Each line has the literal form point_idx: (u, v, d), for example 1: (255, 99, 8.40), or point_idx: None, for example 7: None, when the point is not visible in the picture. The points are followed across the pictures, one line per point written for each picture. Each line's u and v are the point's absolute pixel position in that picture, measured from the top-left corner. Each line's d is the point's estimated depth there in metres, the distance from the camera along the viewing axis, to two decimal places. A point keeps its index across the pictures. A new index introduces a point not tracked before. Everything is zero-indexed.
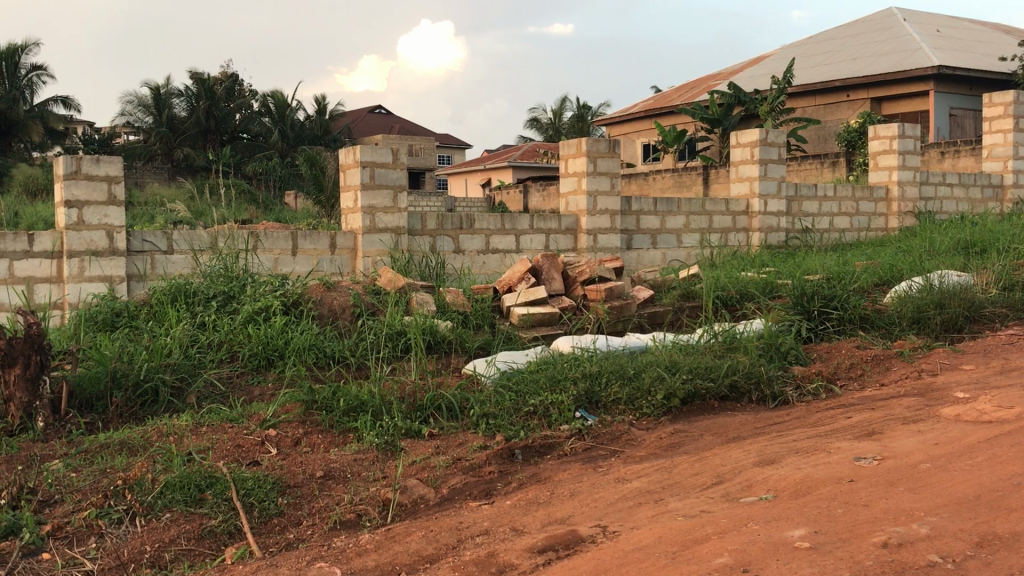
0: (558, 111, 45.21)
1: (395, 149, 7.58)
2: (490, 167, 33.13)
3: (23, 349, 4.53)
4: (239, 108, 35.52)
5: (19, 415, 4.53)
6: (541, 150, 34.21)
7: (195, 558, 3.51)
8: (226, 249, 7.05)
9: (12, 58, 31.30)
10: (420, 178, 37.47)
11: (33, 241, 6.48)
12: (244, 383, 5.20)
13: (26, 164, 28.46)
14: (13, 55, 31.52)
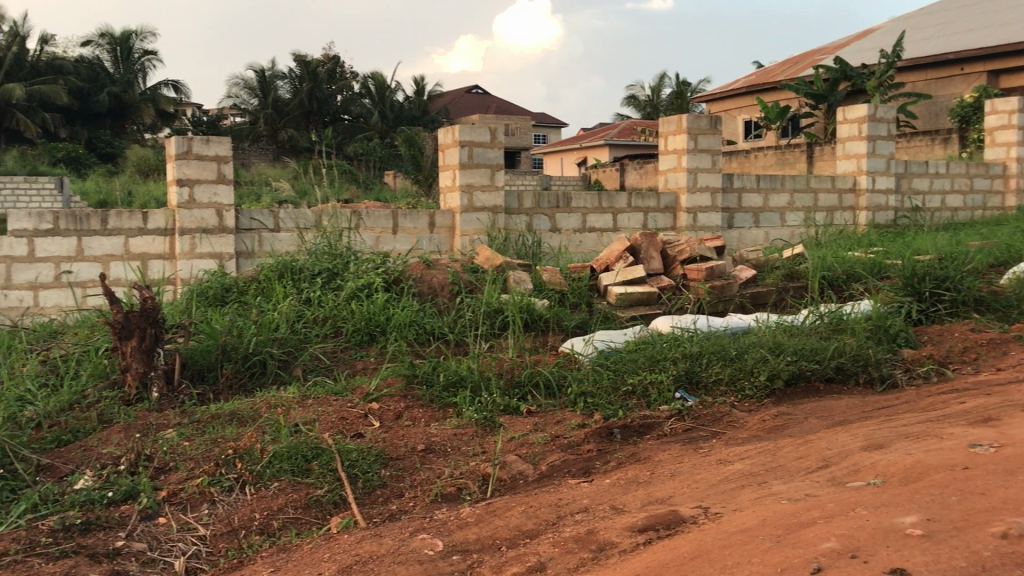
0: (657, 89, 44.64)
1: (493, 128, 7.59)
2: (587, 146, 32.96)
3: (139, 322, 4.72)
4: (342, 90, 36.13)
5: (135, 384, 4.74)
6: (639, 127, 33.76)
7: (302, 527, 3.68)
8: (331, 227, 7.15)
9: (127, 43, 32.59)
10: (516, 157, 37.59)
11: (148, 218, 6.72)
12: (347, 357, 5.33)
13: (141, 145, 29.42)
14: (127, 41, 32.80)
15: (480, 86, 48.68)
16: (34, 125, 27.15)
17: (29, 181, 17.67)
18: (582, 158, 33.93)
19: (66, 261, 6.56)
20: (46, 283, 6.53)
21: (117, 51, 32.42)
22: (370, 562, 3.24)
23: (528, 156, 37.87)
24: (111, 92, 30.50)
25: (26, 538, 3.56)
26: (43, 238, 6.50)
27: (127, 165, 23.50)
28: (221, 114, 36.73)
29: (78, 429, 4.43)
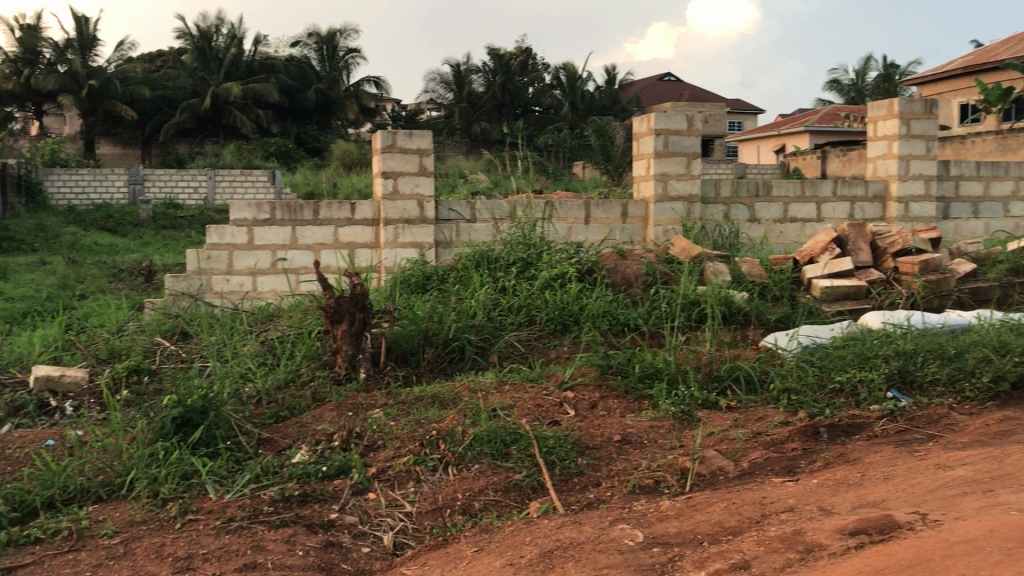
0: (862, 71, 42.51)
1: (690, 115, 7.48)
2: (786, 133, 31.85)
3: (349, 307, 4.95)
4: (534, 81, 36.55)
5: (345, 365, 5.00)
6: (842, 112, 32.28)
7: (503, 509, 3.77)
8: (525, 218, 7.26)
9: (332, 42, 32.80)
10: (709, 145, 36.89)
11: (355, 209, 7.05)
12: (542, 346, 5.42)
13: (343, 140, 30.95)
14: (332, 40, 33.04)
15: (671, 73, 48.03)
16: (248, 121, 29.01)
17: (245, 175, 19.02)
18: (780, 145, 32.89)
19: (281, 249, 6.99)
20: (263, 269, 6.98)
21: (322, 50, 32.79)
22: (571, 548, 3.27)
23: (721, 143, 37.03)
24: (317, 89, 31.51)
25: (250, 505, 3.83)
26: (260, 227, 6.94)
27: (333, 158, 24.79)
28: (413, 108, 37.97)
29: (294, 406, 4.72)
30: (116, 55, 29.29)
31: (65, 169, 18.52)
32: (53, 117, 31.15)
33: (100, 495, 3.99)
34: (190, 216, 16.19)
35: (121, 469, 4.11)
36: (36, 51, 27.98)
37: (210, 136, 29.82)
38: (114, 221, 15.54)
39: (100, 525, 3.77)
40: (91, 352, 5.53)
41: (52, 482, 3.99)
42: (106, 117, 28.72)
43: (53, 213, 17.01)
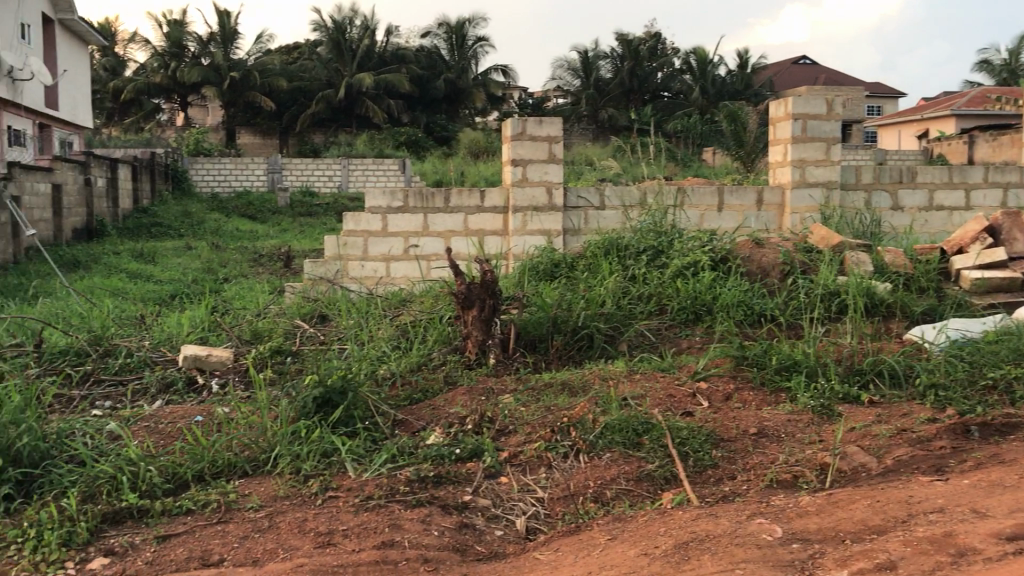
0: (1015, 51, 40.05)
1: (830, 99, 7.21)
2: (930, 117, 30.35)
3: (479, 293, 4.99)
4: (663, 66, 35.95)
5: (475, 351, 5.07)
6: (994, 94, 30.48)
7: (636, 499, 3.74)
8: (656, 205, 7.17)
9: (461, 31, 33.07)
10: (846, 130, 35.56)
11: (485, 196, 7.12)
12: (673, 335, 5.35)
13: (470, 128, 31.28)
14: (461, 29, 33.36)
15: (805, 56, 46.50)
16: (380, 110, 29.62)
17: (376, 164, 19.47)
18: (923, 129, 31.38)
19: (414, 236, 7.14)
20: (396, 255, 7.16)
21: (452, 39, 33.21)
22: (706, 541, 3.22)
23: (858, 128, 35.61)
24: (446, 78, 31.86)
25: (387, 485, 3.94)
26: (394, 214, 7.11)
27: (460, 145, 25.09)
28: (537, 97, 38.04)
29: (427, 389, 4.82)
30: (256, 48, 30.38)
31: (209, 159, 19.39)
32: (197, 109, 32.68)
33: (245, 469, 4.18)
34: (324, 203, 16.70)
35: (265, 445, 4.28)
36: (183, 45, 29.27)
37: (344, 126, 30.60)
38: (253, 208, 16.20)
39: (246, 499, 3.94)
40: (236, 333, 5.78)
41: (202, 456, 4.20)
42: (245, 108, 29.94)
43: (198, 200, 17.86)
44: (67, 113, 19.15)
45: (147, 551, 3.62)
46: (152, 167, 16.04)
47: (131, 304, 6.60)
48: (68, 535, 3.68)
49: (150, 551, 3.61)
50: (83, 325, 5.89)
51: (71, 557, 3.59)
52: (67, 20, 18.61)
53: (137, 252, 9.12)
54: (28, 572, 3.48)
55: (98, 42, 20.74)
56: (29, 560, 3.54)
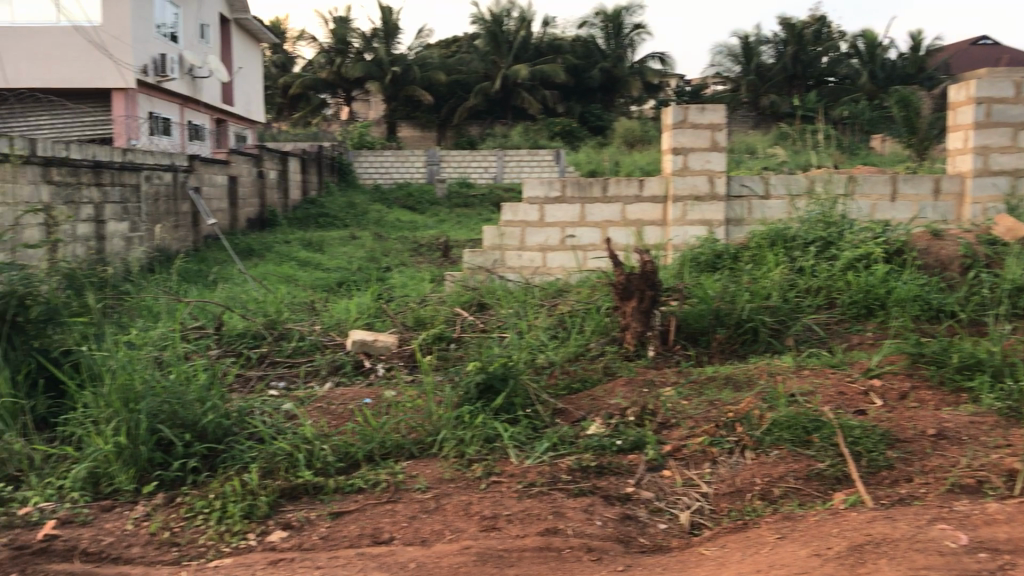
0: None
1: (1018, 82, 6.76)
2: None
3: (639, 284, 4.96)
4: (830, 50, 34.13)
5: (633, 342, 5.06)
6: None
7: (805, 498, 3.62)
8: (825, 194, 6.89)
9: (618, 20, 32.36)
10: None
11: (644, 186, 7.05)
12: (843, 330, 5.16)
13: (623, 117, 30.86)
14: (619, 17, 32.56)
15: (987, 39, 43.50)
16: (536, 102, 29.85)
17: (532, 154, 19.56)
18: None
19: (571, 226, 7.16)
20: (554, 246, 7.21)
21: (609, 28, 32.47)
22: (884, 545, 3.08)
23: None
24: (602, 67, 31.38)
25: (550, 473, 3.97)
26: (552, 205, 7.15)
27: (615, 135, 24.78)
28: (693, 85, 37.20)
29: (586, 379, 4.83)
30: (415, 42, 31.15)
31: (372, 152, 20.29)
32: (358, 104, 33.84)
33: (412, 452, 4.33)
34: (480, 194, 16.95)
35: (431, 429, 4.41)
36: (346, 41, 30.17)
37: (499, 118, 30.92)
38: (412, 199, 16.63)
39: (413, 480, 4.07)
40: (400, 320, 5.97)
41: (372, 437, 4.36)
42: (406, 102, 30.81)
43: (362, 192, 18.51)
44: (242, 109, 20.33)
45: (321, 527, 3.78)
46: (319, 160, 16.75)
47: (302, 290, 6.91)
48: (249, 508, 3.90)
49: (325, 527, 3.78)
50: (259, 310, 6.22)
51: (252, 529, 3.80)
52: (242, 20, 19.61)
53: (306, 241, 9.55)
54: (214, 541, 3.71)
55: (269, 40, 21.78)
56: (215, 530, 3.77)
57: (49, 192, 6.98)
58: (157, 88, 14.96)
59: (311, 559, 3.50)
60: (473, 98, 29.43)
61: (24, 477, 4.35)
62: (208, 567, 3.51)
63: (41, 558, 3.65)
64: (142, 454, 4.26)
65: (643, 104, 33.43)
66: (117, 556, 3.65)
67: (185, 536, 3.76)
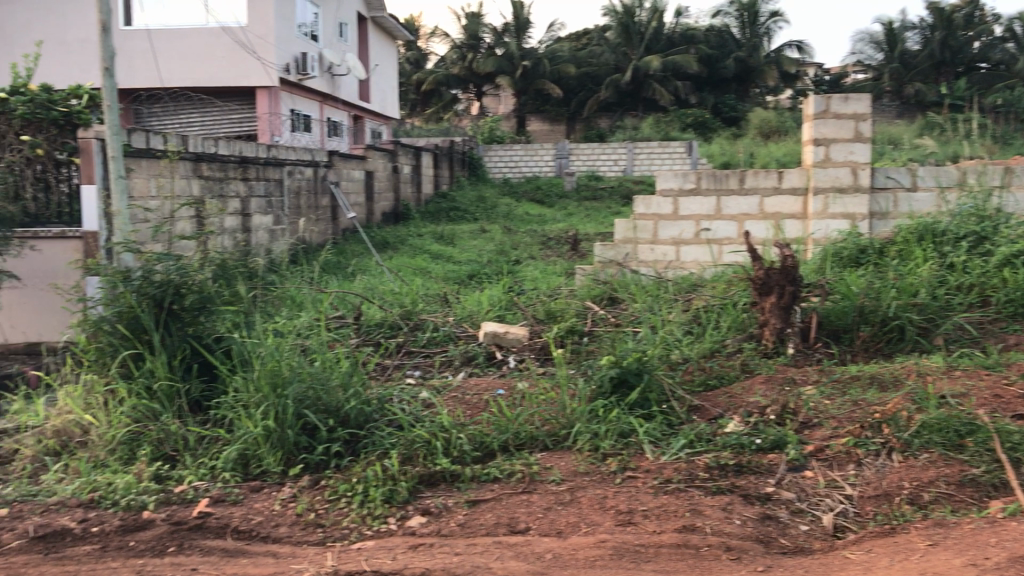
0: None
1: None
2: None
3: (778, 279, 4.90)
4: (981, 34, 31.89)
5: (773, 339, 4.95)
6: None
7: (959, 505, 3.46)
8: (977, 186, 6.56)
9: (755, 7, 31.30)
10: None
11: (783, 178, 6.87)
12: (998, 330, 4.92)
13: (758, 108, 29.98)
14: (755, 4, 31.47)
15: None
16: (667, 92, 29.38)
17: (663, 147, 19.30)
18: None
19: (706, 219, 7.06)
20: (688, 240, 7.11)
21: (744, 16, 31.43)
22: None
23: None
24: (737, 57, 30.58)
25: (686, 469, 3.93)
26: (687, 197, 7.07)
27: (749, 126, 24.09)
28: (833, 73, 35.87)
29: (723, 376, 4.75)
30: (546, 36, 31.32)
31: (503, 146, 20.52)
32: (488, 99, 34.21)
33: (546, 443, 4.37)
34: (609, 187, 16.85)
35: (565, 421, 4.44)
36: (478, 36, 30.58)
37: (630, 110, 30.64)
38: (541, 193, 16.71)
39: (548, 472, 4.11)
40: (531, 312, 6.02)
41: (506, 428, 4.42)
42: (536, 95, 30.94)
43: (491, 185, 18.72)
44: (378, 105, 20.90)
45: (458, 514, 3.86)
46: (451, 154, 17.06)
47: (435, 282, 7.05)
48: (389, 493, 4.01)
49: (462, 514, 3.85)
50: (395, 301, 6.39)
51: (392, 513, 3.91)
52: (378, 18, 20.09)
53: (438, 235, 9.72)
54: (357, 524, 3.84)
55: (403, 37, 22.24)
56: (357, 514, 3.90)
57: (200, 186, 7.35)
58: (298, 86, 15.53)
59: (450, 546, 3.57)
60: (603, 90, 29.29)
61: (179, 457, 4.61)
62: (351, 549, 3.63)
63: (196, 534, 3.86)
64: (288, 437, 4.45)
65: (779, 94, 32.55)
66: (266, 535, 3.82)
67: (330, 518, 3.90)
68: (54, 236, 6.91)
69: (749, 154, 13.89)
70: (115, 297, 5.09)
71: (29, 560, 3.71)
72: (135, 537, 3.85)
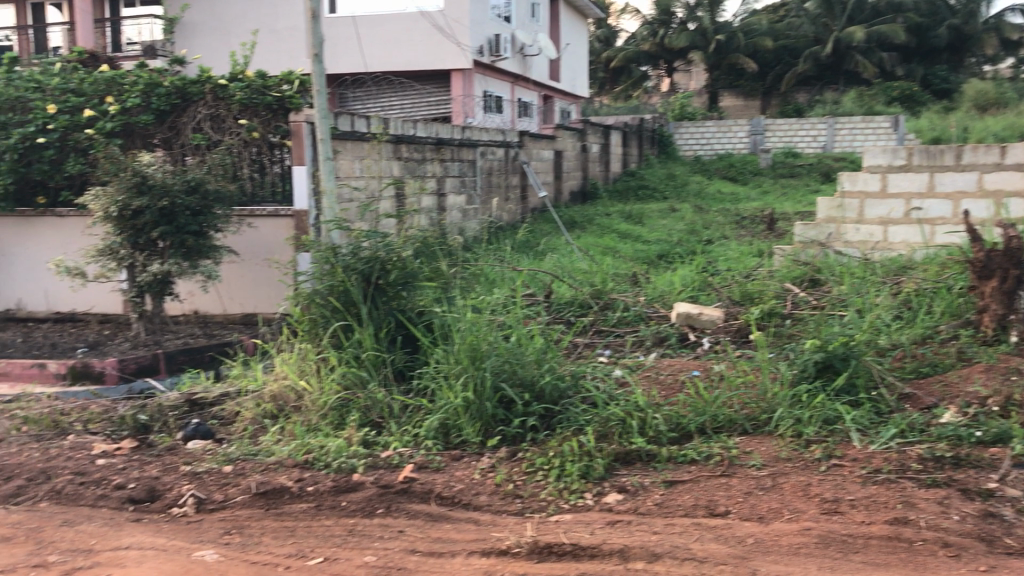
0: None
1: None
2: None
3: (1001, 262, 4.64)
4: None
5: (993, 327, 4.67)
6: None
7: None
8: None
9: None
10: None
11: (1005, 154, 6.39)
12: None
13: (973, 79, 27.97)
14: None
15: None
16: (871, 65, 27.77)
17: (866, 122, 18.30)
18: None
19: (917, 197, 6.67)
20: (897, 219, 6.75)
21: None
22: None
23: None
24: (952, 24, 28.59)
25: (898, 460, 3.77)
26: (896, 173, 6.74)
27: (963, 100, 22.45)
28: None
29: (938, 364, 4.53)
30: (741, 8, 30.40)
31: (694, 123, 20.19)
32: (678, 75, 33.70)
33: (746, 427, 4.29)
34: (808, 165, 16.14)
35: (766, 406, 4.35)
36: (670, 12, 29.89)
37: (830, 83, 29.20)
38: (734, 170, 16.26)
39: (748, 457, 4.03)
40: (726, 294, 5.90)
41: (704, 410, 4.36)
42: (730, 70, 30.03)
43: (681, 163, 18.39)
44: (568, 84, 21.05)
45: (655, 493, 3.85)
46: (641, 133, 17.04)
47: (625, 262, 7.03)
48: (586, 469, 4.05)
49: (659, 494, 3.84)
50: (586, 279, 6.41)
51: (589, 489, 3.95)
52: None
53: (627, 214, 9.70)
54: (554, 497, 3.90)
55: (593, 15, 22.19)
56: (555, 487, 3.97)
57: (399, 167, 7.67)
58: (490, 68, 15.88)
59: (648, 524, 3.57)
60: (802, 64, 28.00)
61: (385, 424, 4.85)
62: (550, 521, 3.70)
63: (403, 497, 4.04)
64: (487, 409, 4.59)
65: (998, 62, 30.47)
66: (468, 502, 3.95)
67: (528, 490, 3.99)
68: (268, 215, 7.40)
69: (971, 128, 12.93)
70: (327, 272, 5.40)
71: (252, 514, 4.02)
72: (347, 497, 4.08)
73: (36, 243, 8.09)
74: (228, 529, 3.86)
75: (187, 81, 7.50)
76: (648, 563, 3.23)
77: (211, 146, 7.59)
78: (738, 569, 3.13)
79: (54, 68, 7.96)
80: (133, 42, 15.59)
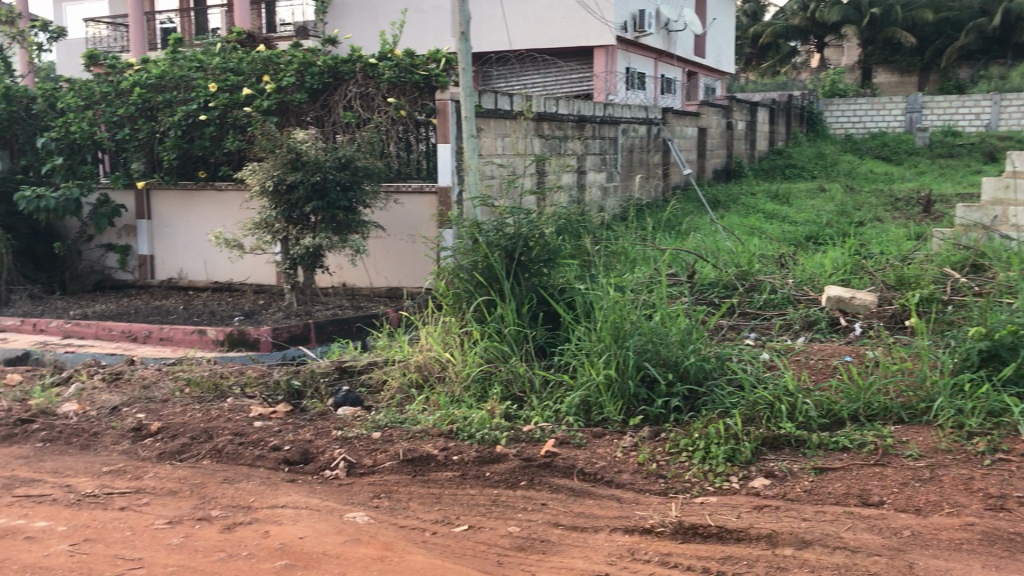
0: None
1: None
2: None
3: None
4: None
5: None
6: None
7: None
8: None
9: None
10: None
11: None
12: None
13: None
14: None
15: None
16: None
17: None
18: None
19: None
20: None
21: None
22: None
23: None
24: None
25: None
26: None
27: None
28: None
29: None
30: None
31: (845, 100, 19.41)
32: (829, 50, 32.48)
33: (902, 416, 4.16)
34: (969, 144, 15.27)
35: (925, 395, 4.20)
36: None
37: (996, 58, 27.50)
38: (889, 150, 15.58)
39: (904, 446, 3.89)
40: (881, 278, 5.68)
41: (857, 397, 4.24)
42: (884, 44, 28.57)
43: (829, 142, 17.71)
44: (713, 61, 20.61)
45: (805, 480, 3.76)
46: (789, 109, 16.52)
47: (772, 243, 6.87)
48: (732, 452, 3.99)
49: (808, 481, 3.75)
50: (731, 260, 6.28)
51: (735, 472, 3.90)
52: None
53: (773, 194, 9.45)
54: (699, 479, 3.87)
55: None
56: (699, 469, 3.93)
57: (541, 144, 7.68)
58: (634, 45, 15.73)
59: (797, 510, 3.49)
60: (965, 37, 26.40)
61: (526, 398, 4.92)
62: (695, 502, 3.67)
63: (546, 471, 4.09)
64: (629, 388, 4.58)
65: None
66: (610, 479, 3.96)
67: (671, 470, 3.96)
68: (413, 191, 7.58)
69: None
70: (471, 248, 5.50)
71: (400, 479, 4.15)
72: (490, 468, 4.16)
73: (197, 216, 8.56)
74: (377, 493, 4.00)
75: (338, 60, 7.73)
76: (797, 549, 3.17)
77: (361, 124, 7.81)
78: (893, 561, 3.03)
79: (215, 49, 8.36)
80: (287, 23, 16.22)
